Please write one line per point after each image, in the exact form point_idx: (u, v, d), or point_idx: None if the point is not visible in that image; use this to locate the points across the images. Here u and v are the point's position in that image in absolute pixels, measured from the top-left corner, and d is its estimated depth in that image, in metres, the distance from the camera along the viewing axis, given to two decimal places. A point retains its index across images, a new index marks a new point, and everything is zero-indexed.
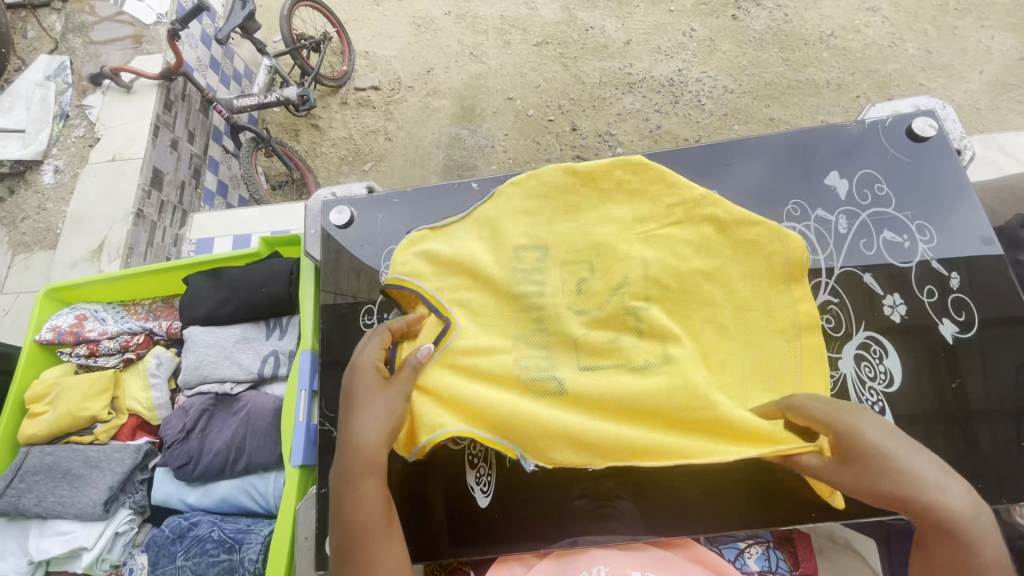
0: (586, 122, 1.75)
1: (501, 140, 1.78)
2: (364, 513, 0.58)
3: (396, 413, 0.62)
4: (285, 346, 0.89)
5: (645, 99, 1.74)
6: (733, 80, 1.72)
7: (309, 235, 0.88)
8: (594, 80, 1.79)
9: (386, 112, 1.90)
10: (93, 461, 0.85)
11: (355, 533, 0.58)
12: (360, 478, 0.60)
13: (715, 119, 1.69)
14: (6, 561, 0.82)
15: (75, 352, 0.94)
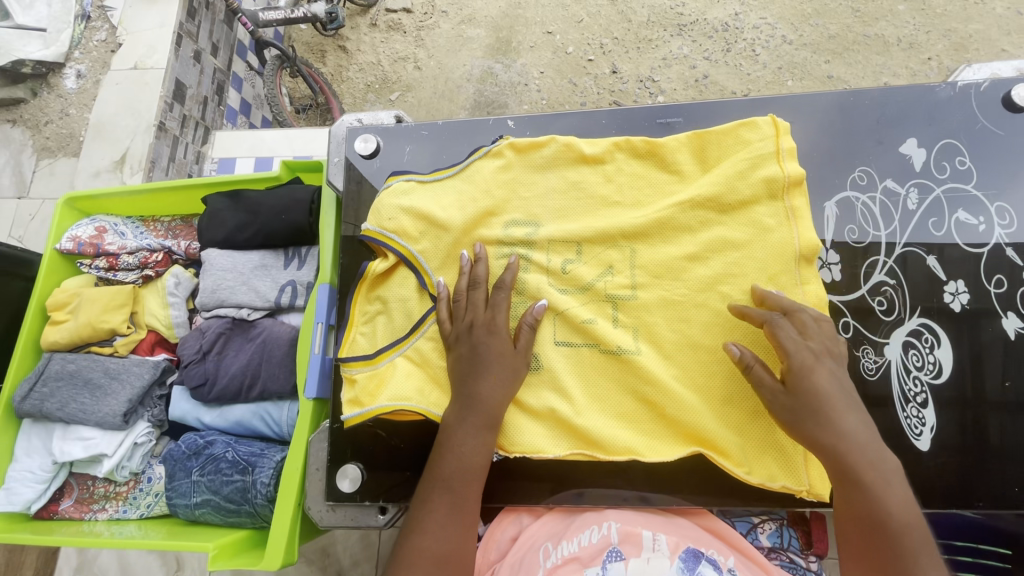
0: (627, 65, 1.62)
1: (535, 79, 1.67)
2: (483, 462, 0.62)
3: (518, 377, 0.64)
4: (303, 277, 0.87)
5: (695, 44, 1.60)
6: (794, 30, 1.56)
7: (333, 163, 0.84)
8: (642, 19, 1.64)
9: (417, 37, 1.78)
10: (113, 373, 0.86)
11: (472, 479, 0.61)
12: (484, 429, 0.62)
13: (767, 73, 1.55)
14: (31, 459, 0.86)
15: (95, 266, 0.93)
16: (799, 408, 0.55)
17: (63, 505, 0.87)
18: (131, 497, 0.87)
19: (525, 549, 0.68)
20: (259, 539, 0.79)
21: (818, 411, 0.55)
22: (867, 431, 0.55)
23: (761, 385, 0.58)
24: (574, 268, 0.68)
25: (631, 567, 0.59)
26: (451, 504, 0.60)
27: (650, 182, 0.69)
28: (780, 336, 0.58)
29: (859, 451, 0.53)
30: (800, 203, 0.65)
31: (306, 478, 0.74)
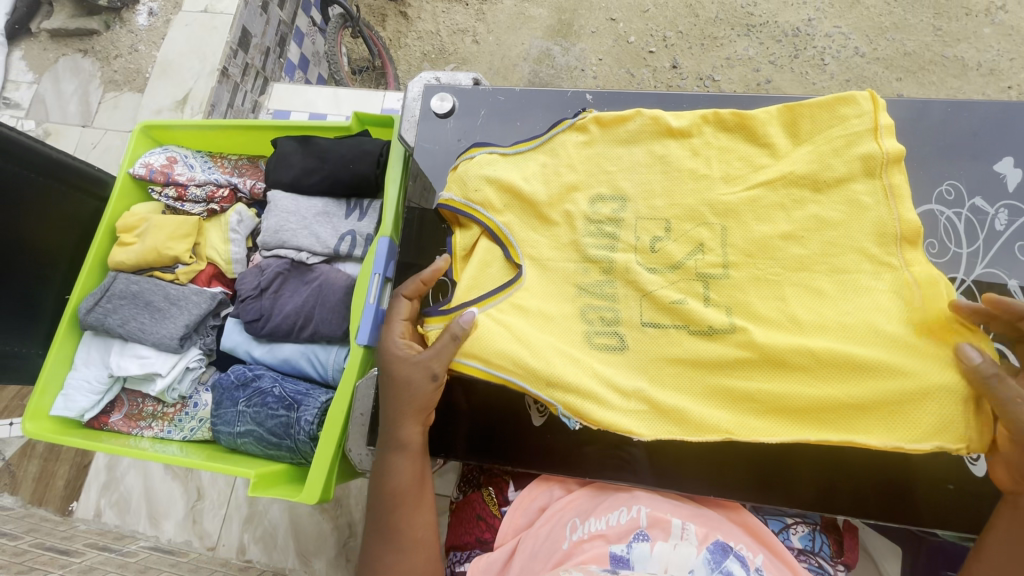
0: (689, 60, 1.58)
1: (592, 65, 1.63)
2: (398, 486, 0.68)
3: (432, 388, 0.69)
4: (363, 229, 0.88)
5: (761, 46, 1.54)
6: (868, 43, 1.49)
7: (407, 120, 0.85)
8: (711, 14, 1.59)
9: (478, 11, 1.76)
10: (173, 298, 0.89)
11: (393, 504, 0.68)
12: (395, 456, 0.69)
13: (835, 84, 1.49)
14: (89, 370, 0.90)
15: (165, 194, 0.96)
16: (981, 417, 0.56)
17: (113, 417, 0.91)
18: (176, 419, 0.91)
19: (551, 519, 0.70)
20: (295, 473, 0.81)
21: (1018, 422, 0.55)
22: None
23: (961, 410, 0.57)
24: (662, 245, 0.68)
25: (657, 550, 0.61)
26: (380, 530, 0.68)
27: (739, 158, 0.67)
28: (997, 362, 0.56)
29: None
30: (898, 181, 0.62)
31: (348, 420, 0.76)
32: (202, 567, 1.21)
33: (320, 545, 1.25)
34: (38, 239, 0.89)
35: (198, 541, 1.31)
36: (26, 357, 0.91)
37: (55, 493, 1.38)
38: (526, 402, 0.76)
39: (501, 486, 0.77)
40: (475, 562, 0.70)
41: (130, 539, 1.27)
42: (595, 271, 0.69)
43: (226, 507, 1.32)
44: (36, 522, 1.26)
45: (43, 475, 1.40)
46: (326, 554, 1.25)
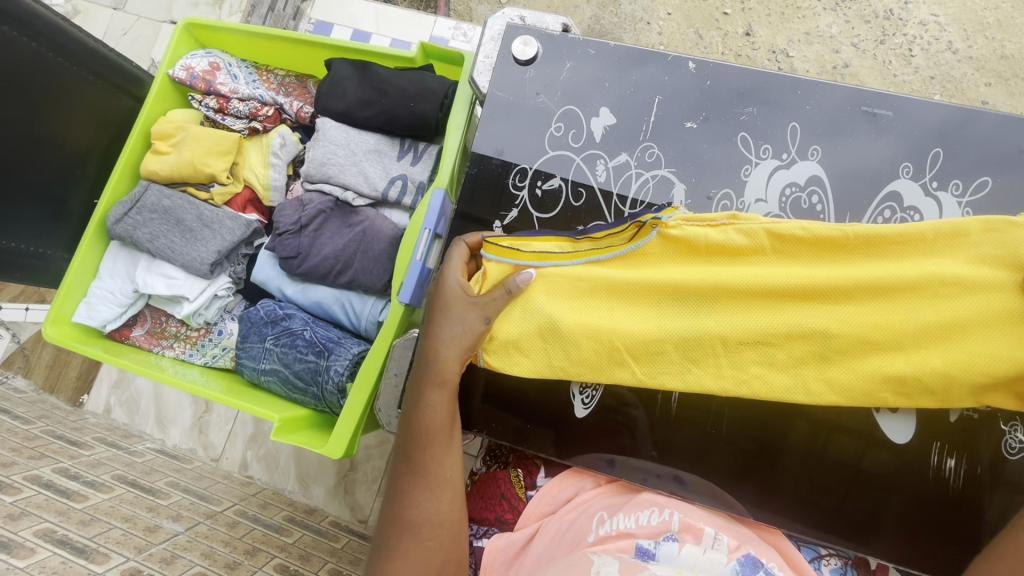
0: (765, 30, 1.24)
1: (661, 18, 1.28)
2: (430, 424, 0.63)
3: (475, 332, 0.63)
4: (416, 175, 0.82)
5: (847, 25, 1.21)
6: (964, 37, 1.16)
7: (481, 62, 0.75)
8: None
9: None
10: (206, 220, 0.84)
11: (425, 442, 0.63)
12: (428, 391, 0.64)
13: (917, 80, 1.17)
14: (113, 281, 0.86)
15: (205, 103, 0.89)
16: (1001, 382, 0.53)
17: (134, 332, 0.89)
18: (199, 343, 0.88)
19: (577, 508, 0.68)
20: (317, 421, 0.79)
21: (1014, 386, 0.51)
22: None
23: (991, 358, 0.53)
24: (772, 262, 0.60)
25: (685, 551, 0.60)
26: (410, 473, 0.63)
27: None
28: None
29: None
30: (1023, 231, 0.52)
31: (381, 378, 0.73)
32: (205, 476, 1.23)
33: (320, 474, 1.27)
34: (66, 133, 0.83)
35: (203, 451, 1.33)
36: (49, 260, 0.87)
37: (67, 383, 1.39)
38: (570, 391, 0.71)
39: (530, 470, 0.74)
40: (494, 540, 0.68)
41: (137, 440, 1.29)
42: (658, 261, 0.62)
43: (232, 422, 1.33)
44: (49, 409, 1.27)
45: (56, 363, 1.40)
46: (325, 483, 1.27)
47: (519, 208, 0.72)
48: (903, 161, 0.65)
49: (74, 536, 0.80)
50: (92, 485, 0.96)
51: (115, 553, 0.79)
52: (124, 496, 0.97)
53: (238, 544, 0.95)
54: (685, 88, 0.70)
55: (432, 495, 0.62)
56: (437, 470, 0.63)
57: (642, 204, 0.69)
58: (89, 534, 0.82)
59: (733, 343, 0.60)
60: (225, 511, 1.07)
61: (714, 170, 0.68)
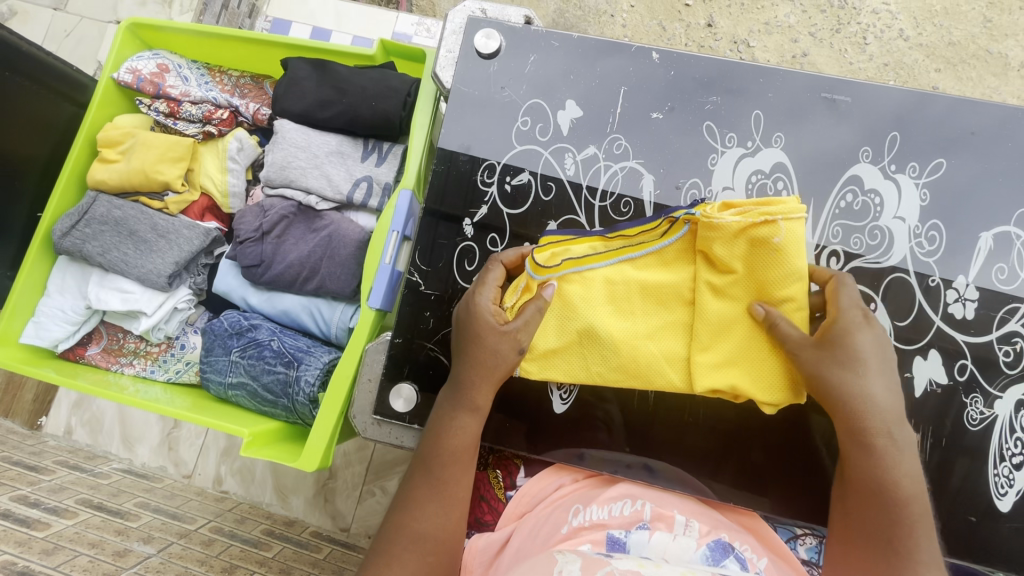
0: (727, 21, 1.24)
1: (624, 11, 1.28)
2: (455, 444, 0.59)
3: (510, 360, 0.60)
4: (381, 175, 0.79)
5: (804, 15, 1.23)
6: (914, 25, 1.20)
7: (443, 56, 0.73)
8: None
9: None
10: (161, 230, 0.80)
11: (449, 459, 0.59)
12: (458, 412, 0.60)
13: (871, 67, 1.20)
14: (63, 298, 0.81)
15: (154, 107, 0.85)
16: (825, 360, 0.53)
17: (90, 351, 0.84)
18: (161, 359, 0.84)
19: (553, 504, 0.68)
20: (288, 434, 0.76)
21: (846, 362, 0.53)
22: (894, 398, 0.53)
23: (788, 339, 0.55)
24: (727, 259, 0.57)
25: (655, 539, 0.59)
26: (425, 483, 0.59)
27: None
28: (840, 296, 0.56)
29: (895, 415, 0.53)
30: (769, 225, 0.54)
31: (354, 387, 0.71)
32: (177, 494, 1.19)
33: (298, 484, 1.24)
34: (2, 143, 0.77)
35: (173, 468, 1.29)
36: None
37: (22, 406, 1.32)
38: (548, 387, 0.71)
39: (509, 470, 0.75)
40: (473, 540, 0.67)
41: (102, 461, 1.24)
42: (673, 267, 0.61)
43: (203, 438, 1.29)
44: (4, 434, 1.20)
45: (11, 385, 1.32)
46: (304, 493, 1.25)
47: (489, 206, 0.71)
48: (863, 145, 0.66)
49: (37, 567, 0.75)
50: (55, 510, 0.92)
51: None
52: (90, 521, 0.92)
53: (214, 563, 0.91)
54: (651, 80, 0.70)
55: (441, 509, 0.57)
56: (453, 493, 0.58)
57: (612, 197, 0.69)
58: (54, 563, 0.77)
59: (755, 352, 0.58)
60: (199, 529, 1.03)
61: (681, 161, 0.69)
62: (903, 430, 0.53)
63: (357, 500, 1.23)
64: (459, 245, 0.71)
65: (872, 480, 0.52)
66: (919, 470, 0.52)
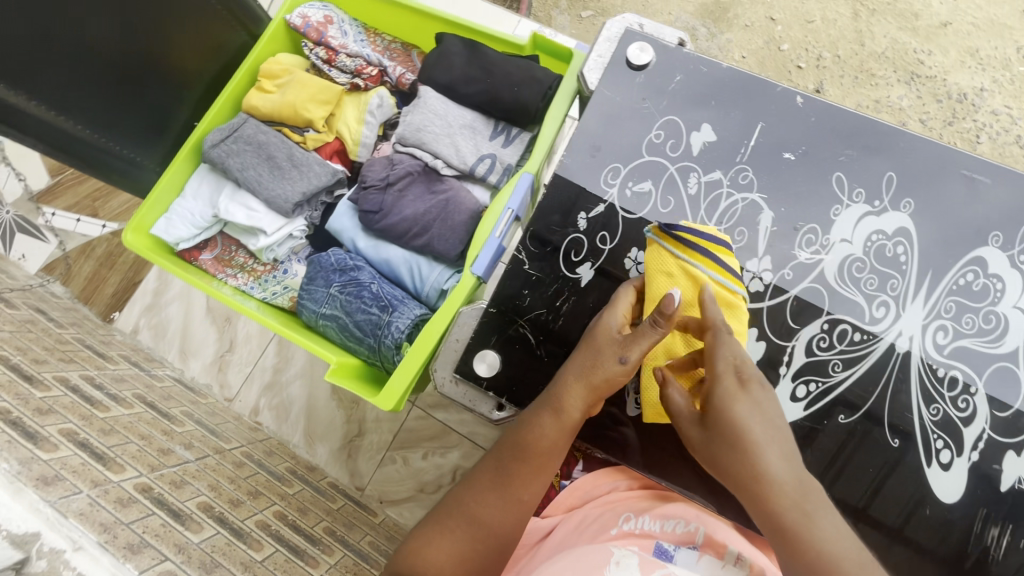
0: (837, 91, 1.28)
1: (733, 62, 1.32)
2: (530, 444, 0.62)
3: (610, 373, 0.60)
4: (506, 156, 0.84)
5: (918, 99, 1.25)
6: None
7: (594, 59, 0.77)
8: (877, 49, 1.28)
9: None
10: (296, 161, 0.86)
11: (517, 457, 0.62)
12: (543, 413, 0.62)
13: None
14: (195, 202, 0.88)
15: (314, 52, 0.92)
16: (711, 441, 0.55)
17: (203, 256, 0.92)
18: (263, 278, 0.90)
19: (606, 505, 0.69)
20: (366, 373, 0.81)
21: (736, 443, 0.54)
22: (791, 468, 0.54)
23: (680, 414, 0.58)
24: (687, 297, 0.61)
25: (703, 563, 0.59)
26: (491, 471, 0.64)
27: None
28: (718, 353, 0.56)
29: (801, 494, 0.53)
30: (655, 263, 0.63)
31: (440, 343, 0.75)
32: (218, 414, 1.25)
33: (327, 433, 1.30)
34: (174, 52, 0.86)
35: (218, 388, 1.36)
36: (139, 168, 0.88)
37: (101, 297, 1.41)
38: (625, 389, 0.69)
39: (567, 460, 0.79)
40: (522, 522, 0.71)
41: (158, 365, 1.31)
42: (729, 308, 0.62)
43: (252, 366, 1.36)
44: (81, 319, 1.29)
45: (95, 278, 1.41)
46: (330, 443, 1.31)
47: (607, 205, 0.73)
48: (994, 229, 0.66)
49: (94, 442, 0.80)
50: (114, 398, 0.99)
51: (130, 466, 0.80)
52: (143, 416, 0.99)
53: (241, 484, 0.97)
54: (789, 121, 0.72)
55: (501, 500, 0.62)
56: (520, 493, 0.62)
57: (728, 224, 0.71)
58: (108, 443, 0.82)
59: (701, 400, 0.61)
60: (233, 450, 1.10)
61: (804, 205, 0.70)
62: (815, 497, 0.53)
63: (377, 464, 1.27)
64: (569, 234, 0.73)
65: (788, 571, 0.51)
66: (852, 545, 0.51)
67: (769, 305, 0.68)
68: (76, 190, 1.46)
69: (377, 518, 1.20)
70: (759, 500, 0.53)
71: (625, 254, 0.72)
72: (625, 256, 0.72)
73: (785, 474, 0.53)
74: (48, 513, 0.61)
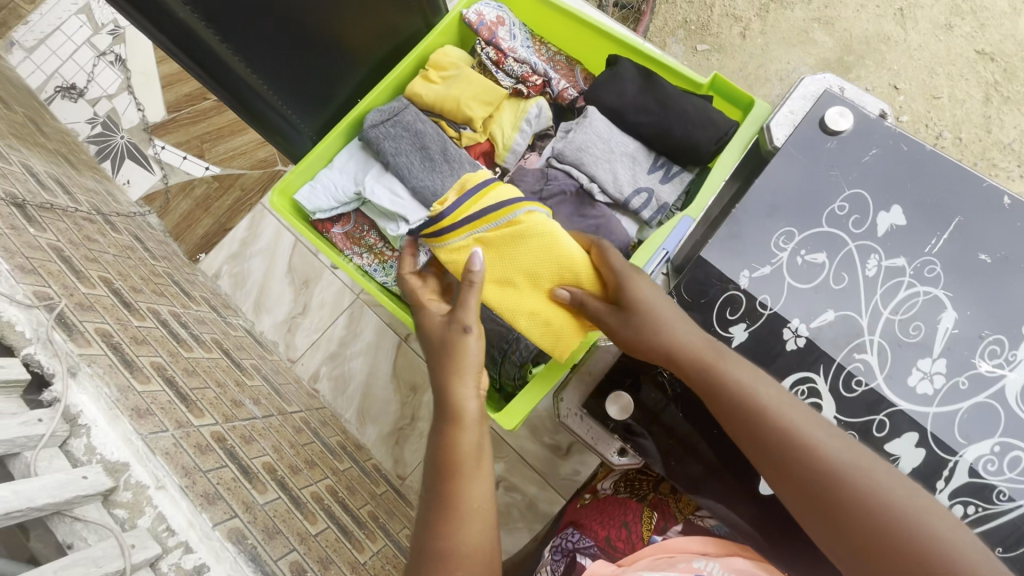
0: None
1: None
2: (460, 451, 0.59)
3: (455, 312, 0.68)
4: (663, 194, 0.82)
5: None
6: None
7: (785, 114, 0.74)
8: (1005, 138, 1.44)
9: (762, 6, 1.58)
10: (449, 156, 0.86)
11: (445, 473, 0.57)
12: (448, 426, 0.61)
13: None
14: (341, 176, 0.89)
15: (484, 51, 0.91)
16: (734, 405, 0.56)
17: (335, 229, 0.93)
18: (388, 263, 0.91)
19: (672, 549, 0.63)
20: None
21: (744, 405, 0.56)
22: (795, 414, 0.55)
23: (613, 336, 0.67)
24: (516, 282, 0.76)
25: None
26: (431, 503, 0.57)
27: None
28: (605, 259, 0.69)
29: (799, 436, 0.53)
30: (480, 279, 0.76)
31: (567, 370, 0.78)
32: (282, 374, 1.25)
33: (380, 415, 1.29)
34: (353, 32, 0.85)
35: (284, 348, 1.35)
36: (298, 134, 0.91)
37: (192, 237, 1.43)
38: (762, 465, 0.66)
39: (666, 516, 0.72)
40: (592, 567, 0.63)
41: (234, 314, 1.31)
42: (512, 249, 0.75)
43: (319, 334, 1.34)
44: (171, 255, 1.30)
45: (190, 217, 1.42)
46: (380, 425, 1.29)
47: (774, 268, 0.69)
48: None
49: (179, 381, 0.80)
50: (196, 340, 0.99)
51: (208, 413, 0.80)
52: (218, 363, 0.99)
53: (300, 450, 0.96)
54: (990, 219, 0.67)
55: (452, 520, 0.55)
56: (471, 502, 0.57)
57: (904, 316, 0.66)
58: (190, 384, 0.83)
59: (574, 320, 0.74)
60: (293, 414, 1.09)
61: (993, 312, 0.65)
62: (802, 414, 0.55)
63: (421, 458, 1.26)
64: (728, 290, 0.70)
65: (854, 529, 0.49)
66: (883, 474, 0.50)
67: (936, 412, 0.64)
68: (183, 128, 1.48)
69: (413, 510, 1.19)
70: (794, 462, 0.52)
71: (786, 322, 0.68)
72: (784, 325, 0.68)
73: (799, 423, 0.54)
74: (139, 445, 0.63)
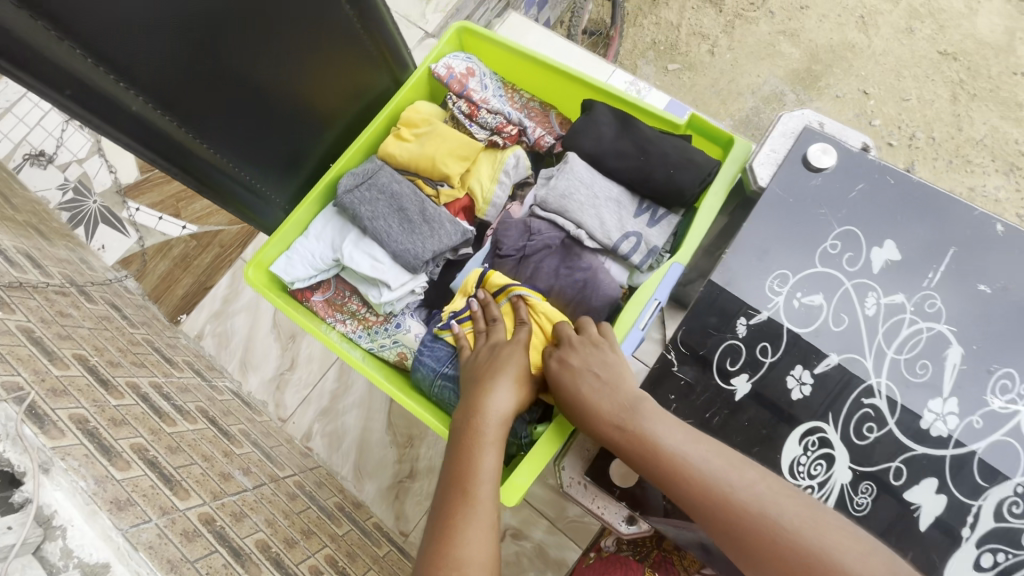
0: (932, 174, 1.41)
1: None
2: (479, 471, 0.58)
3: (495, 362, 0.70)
4: (651, 238, 0.80)
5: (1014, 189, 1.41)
6: None
7: (767, 154, 0.74)
8: (975, 136, 1.45)
9: (728, 23, 1.60)
10: (428, 216, 0.83)
11: (461, 489, 0.56)
12: (470, 446, 0.60)
13: None
14: (318, 244, 0.87)
15: (456, 104, 0.89)
16: (665, 473, 0.57)
17: (315, 297, 0.89)
18: (373, 329, 0.87)
19: None
20: None
21: (678, 473, 0.56)
22: (726, 467, 0.56)
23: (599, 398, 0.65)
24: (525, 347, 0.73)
25: None
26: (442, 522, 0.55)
27: None
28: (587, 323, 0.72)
29: (738, 492, 0.54)
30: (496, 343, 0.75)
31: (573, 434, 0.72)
32: (273, 434, 1.18)
33: (377, 470, 1.23)
34: (321, 95, 0.84)
35: (273, 407, 1.28)
36: (269, 203, 0.88)
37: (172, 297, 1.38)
38: None
39: None
40: None
41: (220, 374, 1.24)
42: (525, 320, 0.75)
43: (308, 390, 1.29)
44: (150, 318, 1.24)
45: (168, 277, 1.37)
46: (378, 481, 1.23)
47: (771, 312, 0.67)
48: None
49: (163, 461, 0.71)
50: (180, 410, 0.89)
51: (194, 492, 0.71)
52: (205, 432, 0.89)
53: (296, 520, 0.87)
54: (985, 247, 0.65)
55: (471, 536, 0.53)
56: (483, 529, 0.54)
57: (909, 354, 0.64)
58: (175, 462, 0.73)
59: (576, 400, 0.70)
60: (286, 479, 1.00)
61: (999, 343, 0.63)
62: (737, 468, 0.56)
63: (425, 509, 1.21)
64: (726, 340, 0.67)
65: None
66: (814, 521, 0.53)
67: (954, 454, 0.61)
68: (157, 187, 1.45)
69: None
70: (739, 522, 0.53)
71: (788, 370, 0.65)
72: (788, 373, 0.65)
73: (734, 481, 0.55)
74: (121, 541, 0.56)
